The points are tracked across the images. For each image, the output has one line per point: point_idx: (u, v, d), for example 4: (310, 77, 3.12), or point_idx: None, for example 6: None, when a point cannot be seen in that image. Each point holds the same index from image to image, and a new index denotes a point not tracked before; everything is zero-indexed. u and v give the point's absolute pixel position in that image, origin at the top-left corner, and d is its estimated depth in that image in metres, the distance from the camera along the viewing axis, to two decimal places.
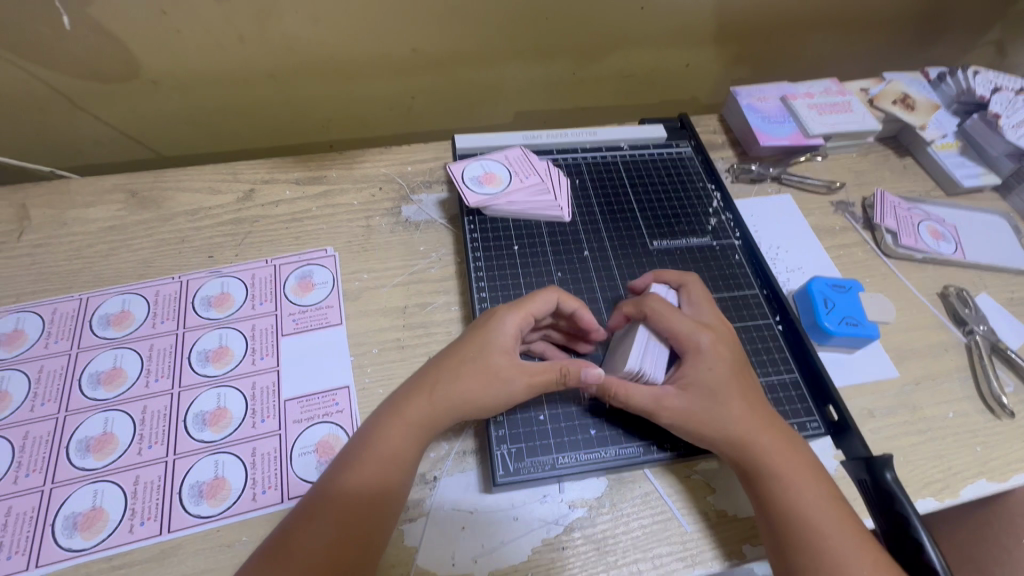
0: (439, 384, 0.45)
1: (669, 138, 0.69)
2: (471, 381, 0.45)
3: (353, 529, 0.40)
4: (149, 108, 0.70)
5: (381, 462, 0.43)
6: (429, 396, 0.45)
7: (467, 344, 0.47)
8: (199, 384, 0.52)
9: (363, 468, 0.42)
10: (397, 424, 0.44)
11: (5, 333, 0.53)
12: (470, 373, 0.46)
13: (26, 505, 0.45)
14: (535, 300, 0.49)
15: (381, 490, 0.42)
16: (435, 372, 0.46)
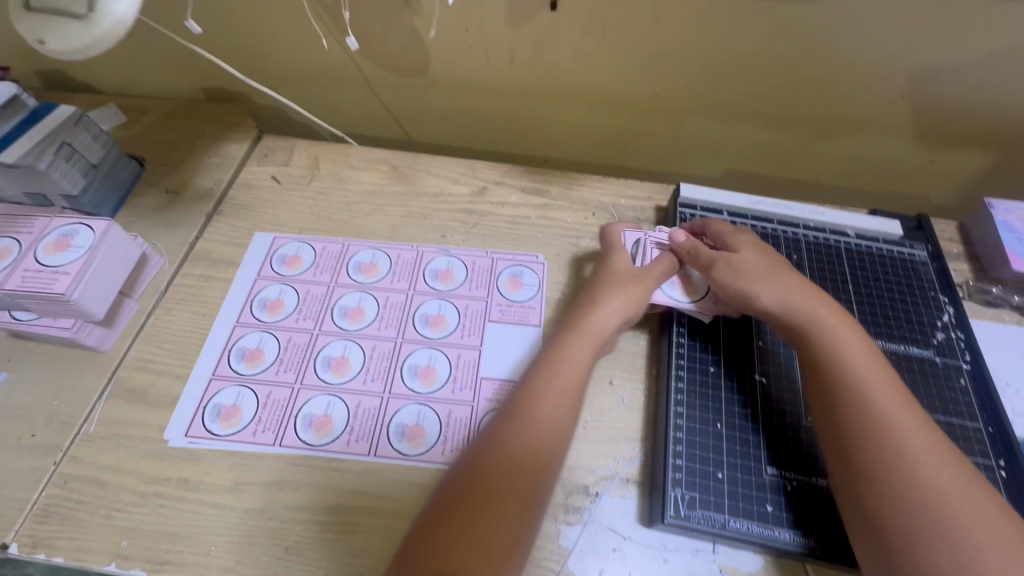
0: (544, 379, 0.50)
1: (905, 236, 0.66)
2: (578, 354, 0.52)
3: (515, 478, 0.44)
4: (420, 100, 0.83)
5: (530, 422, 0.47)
6: (552, 370, 0.50)
7: (578, 326, 0.54)
8: (417, 341, 0.60)
9: (514, 427, 0.46)
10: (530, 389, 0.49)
11: (289, 255, 0.67)
12: (576, 347, 0.52)
13: (280, 394, 0.56)
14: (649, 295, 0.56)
15: (536, 447, 0.46)
16: (553, 353, 0.52)
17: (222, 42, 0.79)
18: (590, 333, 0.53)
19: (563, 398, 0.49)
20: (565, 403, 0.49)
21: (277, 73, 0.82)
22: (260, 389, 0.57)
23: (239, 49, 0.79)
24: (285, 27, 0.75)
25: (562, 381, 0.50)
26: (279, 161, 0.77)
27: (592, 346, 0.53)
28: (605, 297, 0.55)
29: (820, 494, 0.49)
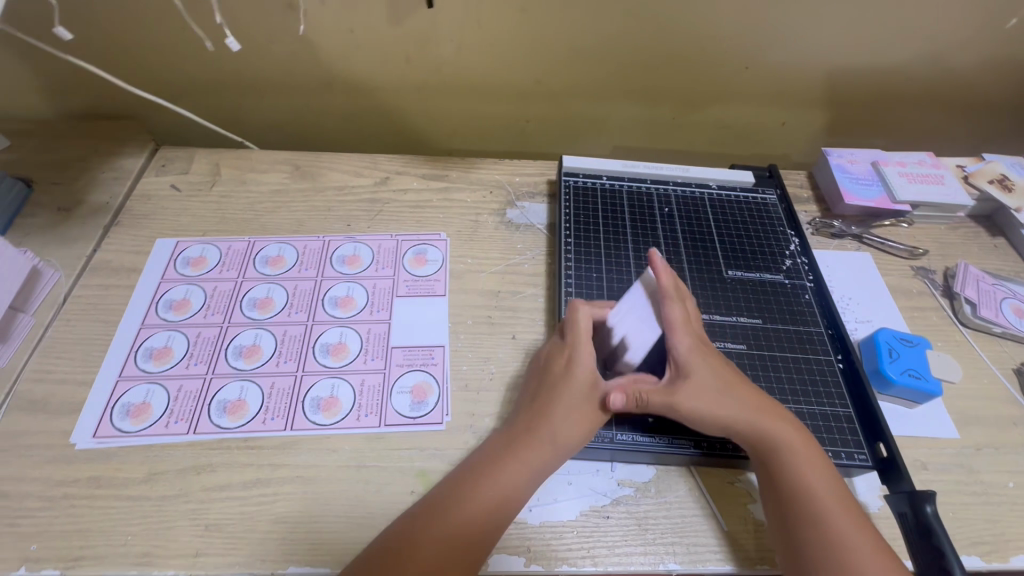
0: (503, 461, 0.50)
1: (757, 184, 0.76)
2: (517, 471, 0.49)
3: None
4: (318, 103, 0.86)
5: (458, 536, 0.46)
6: (494, 481, 0.49)
7: (528, 439, 0.51)
8: (328, 322, 0.63)
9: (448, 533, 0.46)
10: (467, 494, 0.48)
11: (193, 257, 0.68)
12: (517, 461, 0.50)
13: (192, 386, 0.57)
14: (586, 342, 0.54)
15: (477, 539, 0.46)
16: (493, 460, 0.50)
17: (106, 58, 0.78)
18: (533, 454, 0.50)
19: (503, 511, 0.48)
20: (500, 520, 0.47)
21: (169, 86, 0.83)
22: (171, 383, 0.57)
23: (126, 64, 0.79)
24: (172, 37, 0.76)
25: (500, 485, 0.49)
26: (178, 170, 0.77)
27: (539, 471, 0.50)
28: (559, 412, 0.51)
29: None
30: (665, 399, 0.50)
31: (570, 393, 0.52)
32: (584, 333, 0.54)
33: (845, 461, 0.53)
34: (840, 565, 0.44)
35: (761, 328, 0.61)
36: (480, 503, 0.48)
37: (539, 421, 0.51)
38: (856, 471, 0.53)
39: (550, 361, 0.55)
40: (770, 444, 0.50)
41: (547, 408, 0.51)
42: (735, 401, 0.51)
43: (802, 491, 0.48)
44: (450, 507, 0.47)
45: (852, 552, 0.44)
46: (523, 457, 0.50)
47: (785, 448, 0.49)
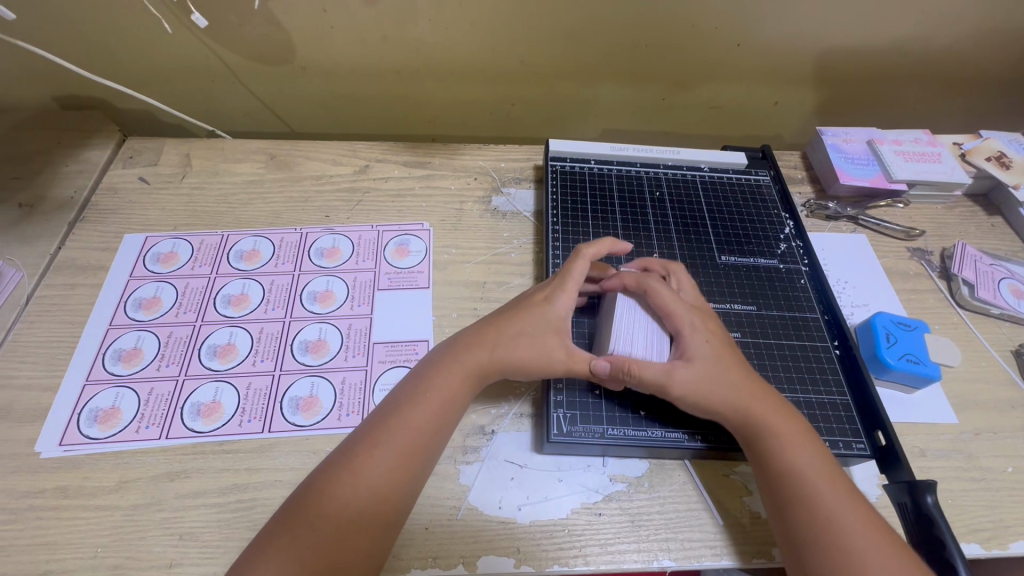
0: (443, 375, 0.50)
1: (750, 166, 0.73)
2: (452, 382, 0.50)
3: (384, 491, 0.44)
4: (293, 88, 0.82)
5: (399, 452, 0.46)
6: (430, 393, 0.49)
7: (469, 351, 0.51)
8: (306, 317, 0.61)
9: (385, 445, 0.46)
10: (391, 422, 0.47)
11: (163, 253, 0.65)
12: (454, 379, 0.50)
13: (163, 389, 0.55)
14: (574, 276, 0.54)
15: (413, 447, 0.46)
16: (428, 383, 0.50)
17: (65, 44, 0.74)
18: (472, 364, 0.51)
19: (435, 431, 0.48)
20: (429, 442, 0.47)
21: (134, 73, 0.79)
22: (141, 387, 0.55)
23: (86, 49, 0.75)
24: (135, 17, 0.71)
25: (433, 403, 0.48)
26: (146, 162, 0.74)
27: (475, 380, 0.51)
28: (512, 333, 0.51)
29: None
30: (659, 373, 0.48)
31: (532, 322, 0.52)
32: (574, 282, 0.54)
33: (843, 451, 0.51)
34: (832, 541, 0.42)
35: (756, 315, 0.59)
36: (407, 426, 0.47)
37: (488, 340, 0.51)
38: (854, 461, 0.52)
39: (528, 296, 0.55)
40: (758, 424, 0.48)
41: (500, 330, 0.52)
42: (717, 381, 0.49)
43: (786, 466, 0.46)
44: (377, 438, 0.46)
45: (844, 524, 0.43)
46: (455, 379, 0.50)
47: (767, 425, 0.48)
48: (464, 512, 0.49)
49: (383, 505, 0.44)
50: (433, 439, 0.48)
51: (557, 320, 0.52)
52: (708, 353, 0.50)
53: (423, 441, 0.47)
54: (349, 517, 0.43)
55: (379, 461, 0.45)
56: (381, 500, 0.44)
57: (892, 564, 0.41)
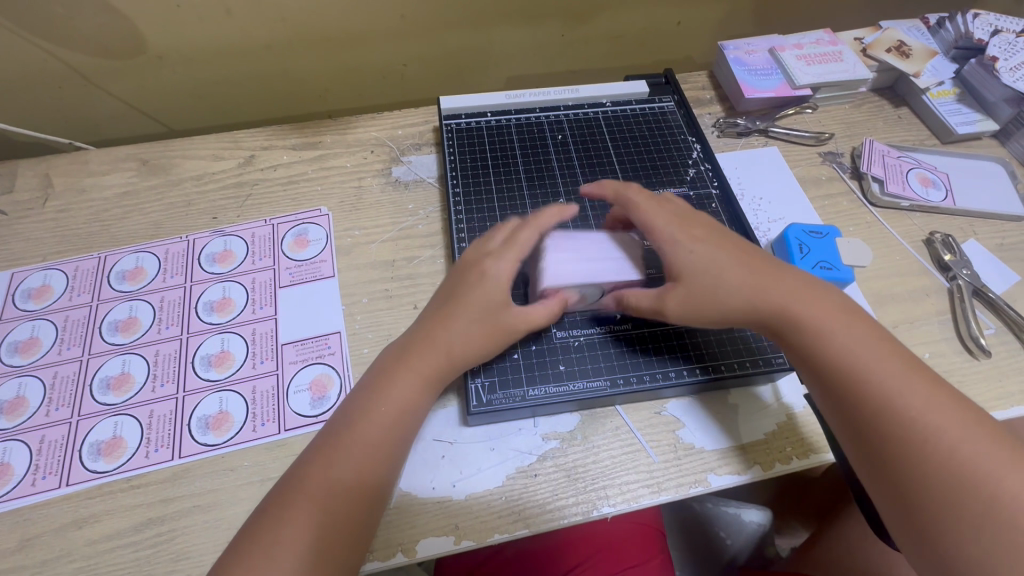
0: (403, 372, 0.47)
1: (652, 93, 0.71)
2: (407, 386, 0.47)
3: (341, 509, 0.42)
4: (154, 82, 0.74)
5: (362, 461, 0.44)
6: (385, 401, 0.46)
7: (419, 348, 0.48)
8: (205, 330, 0.56)
9: (345, 460, 0.43)
10: (349, 434, 0.44)
11: (35, 287, 0.59)
12: (410, 379, 0.47)
13: (56, 434, 0.50)
14: (523, 238, 0.51)
15: (371, 461, 0.44)
16: (381, 388, 0.47)
17: None
18: (425, 364, 0.48)
19: (398, 433, 0.46)
20: (393, 450, 0.45)
21: None
22: (30, 436, 0.50)
23: None
24: None
25: (390, 414, 0.46)
26: (0, 189, 0.66)
27: (432, 379, 0.48)
28: (459, 320, 0.48)
29: (608, 342, 0.54)
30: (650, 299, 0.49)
31: (475, 300, 0.49)
32: (523, 248, 0.51)
33: (763, 368, 0.53)
34: (899, 430, 0.40)
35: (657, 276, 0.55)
36: (363, 437, 0.44)
37: (435, 334, 0.48)
38: (778, 375, 0.53)
39: (462, 275, 0.51)
40: (779, 313, 0.46)
41: (446, 318, 0.48)
42: (720, 282, 0.47)
43: (832, 353, 0.44)
44: (335, 446, 0.44)
45: (901, 406, 0.40)
46: (412, 382, 0.47)
47: (801, 310, 0.45)
48: (397, 499, 0.48)
49: (361, 503, 0.43)
50: (393, 449, 0.45)
51: (499, 292, 0.49)
52: (725, 257, 0.48)
53: (390, 443, 0.45)
54: (330, 523, 0.41)
55: (343, 469, 0.43)
56: (358, 499, 0.43)
57: (943, 414, 0.40)
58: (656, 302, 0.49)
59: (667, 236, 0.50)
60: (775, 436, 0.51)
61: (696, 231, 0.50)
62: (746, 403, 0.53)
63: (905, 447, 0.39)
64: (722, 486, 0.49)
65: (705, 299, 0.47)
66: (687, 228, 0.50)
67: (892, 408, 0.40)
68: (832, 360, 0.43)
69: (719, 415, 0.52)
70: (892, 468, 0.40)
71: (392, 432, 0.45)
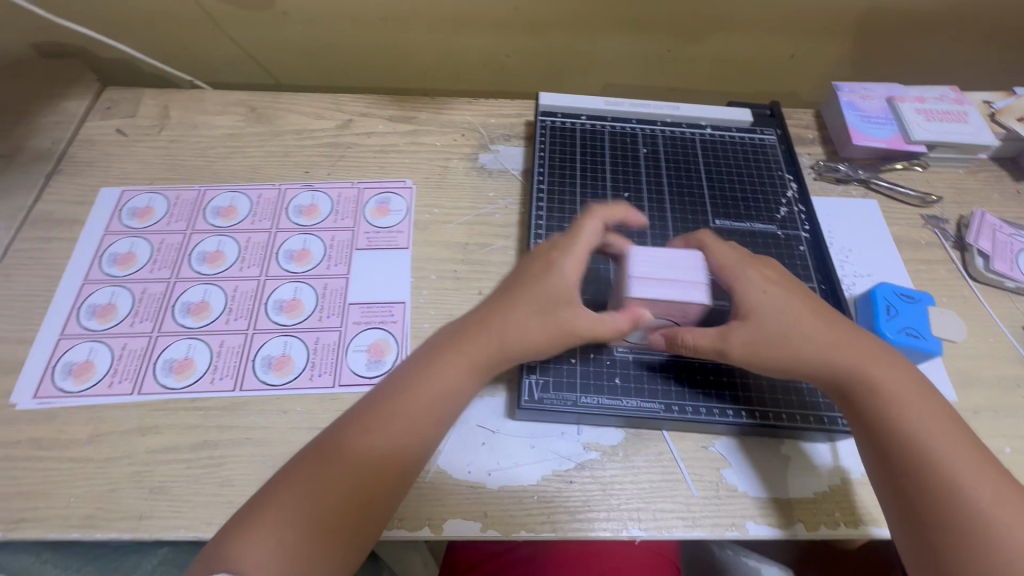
0: (454, 353, 0.48)
1: (755, 123, 0.68)
2: (455, 368, 0.48)
3: (370, 478, 0.43)
4: (274, 36, 0.78)
5: (399, 433, 0.45)
6: (432, 377, 0.47)
7: (475, 333, 0.49)
8: (282, 276, 0.59)
9: (383, 429, 0.45)
10: (392, 404, 0.46)
11: (140, 207, 0.63)
12: (460, 361, 0.48)
13: (137, 344, 0.54)
14: (586, 231, 0.52)
15: (406, 435, 0.45)
16: (431, 366, 0.47)
17: None
18: (477, 349, 0.48)
19: (439, 412, 0.46)
20: (432, 429, 0.46)
21: (111, 19, 0.76)
22: (115, 342, 0.54)
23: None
24: None
25: (436, 391, 0.47)
26: (123, 113, 0.72)
27: (481, 367, 0.48)
28: (521, 313, 0.49)
29: (668, 367, 0.53)
30: (713, 336, 0.47)
31: (537, 294, 0.49)
32: (586, 239, 0.52)
33: (826, 426, 0.50)
34: (955, 508, 0.39)
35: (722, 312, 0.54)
36: (405, 411, 0.45)
37: (492, 322, 0.49)
38: (840, 436, 0.51)
39: (529, 265, 0.52)
40: (843, 370, 0.45)
41: (508, 308, 0.49)
42: (789, 330, 0.46)
43: (893, 419, 0.43)
44: (376, 413, 0.45)
45: (961, 485, 0.40)
46: (460, 365, 0.48)
47: (865, 370, 0.45)
48: (433, 475, 0.49)
49: (387, 478, 0.44)
50: (432, 430, 0.46)
51: (564, 287, 0.49)
52: (797, 304, 0.47)
53: (428, 420, 0.46)
54: (356, 491, 0.43)
55: (379, 438, 0.44)
56: (389, 471, 0.44)
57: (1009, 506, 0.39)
58: (718, 342, 0.47)
59: (737, 275, 0.49)
60: (825, 498, 0.49)
61: (767, 272, 0.49)
62: (799, 458, 0.51)
63: (961, 525, 0.39)
64: (759, 537, 0.48)
65: (773, 341, 0.46)
66: (759, 265, 0.50)
67: (946, 483, 0.40)
68: (889, 424, 0.43)
69: (769, 463, 0.50)
70: (939, 547, 0.39)
71: (434, 411, 0.46)
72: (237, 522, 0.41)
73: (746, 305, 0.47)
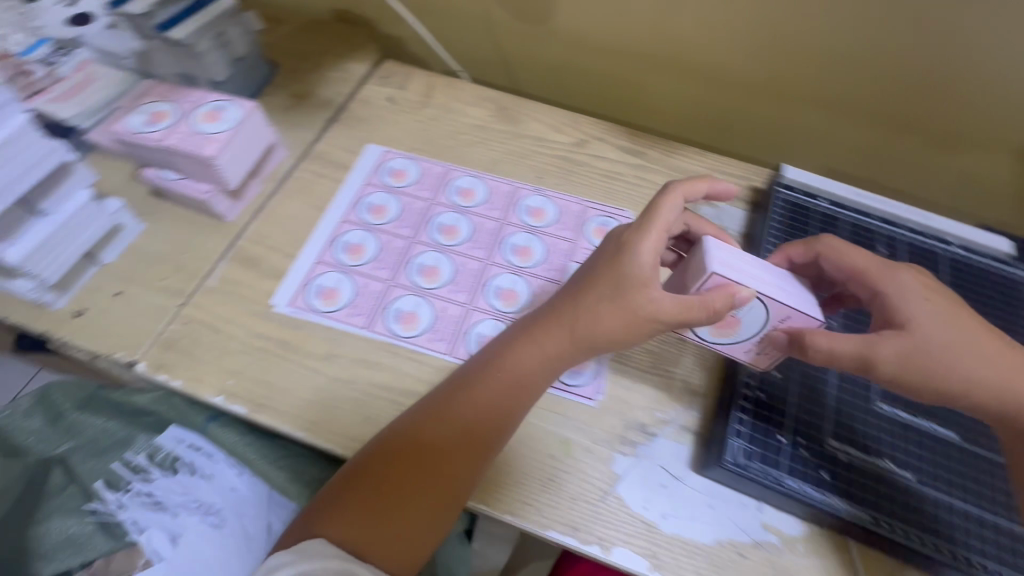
0: (540, 348, 0.49)
1: (1011, 256, 0.63)
2: (528, 360, 0.49)
3: (449, 469, 0.48)
4: (532, 48, 0.85)
5: (487, 436, 0.48)
6: (507, 362, 0.49)
7: (554, 320, 0.49)
8: (504, 266, 0.64)
9: (460, 411, 0.49)
10: (477, 394, 0.49)
11: (396, 168, 0.71)
12: (536, 355, 0.49)
13: (376, 286, 0.61)
14: (665, 210, 0.48)
15: (485, 428, 0.48)
16: (514, 354, 0.50)
17: None
18: (550, 338, 0.49)
19: (511, 406, 0.49)
20: (504, 427, 0.49)
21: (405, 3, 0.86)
22: (359, 279, 0.61)
23: None
24: None
25: (506, 379, 0.49)
26: (394, 85, 0.81)
27: (555, 366, 0.50)
28: (595, 300, 0.47)
29: (883, 480, 0.49)
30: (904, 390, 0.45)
31: (618, 284, 0.47)
32: (663, 219, 0.48)
33: None
34: None
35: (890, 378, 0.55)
36: (476, 396, 0.49)
37: (569, 309, 0.49)
38: None
39: (602, 251, 0.50)
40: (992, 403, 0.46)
41: (582, 295, 0.48)
42: (969, 387, 0.45)
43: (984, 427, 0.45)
44: (458, 398, 0.49)
45: None
46: (547, 367, 0.49)
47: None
48: (610, 498, 0.50)
49: (456, 467, 0.48)
50: (503, 428, 0.49)
51: (638, 270, 0.46)
52: (983, 368, 0.45)
53: (519, 390, 0.49)
54: (431, 480, 0.48)
55: (451, 423, 0.49)
56: (448, 453, 0.48)
57: None
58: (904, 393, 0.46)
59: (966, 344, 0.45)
60: None
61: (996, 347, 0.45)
62: None
63: None
64: None
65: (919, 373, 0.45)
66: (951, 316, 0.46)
67: None
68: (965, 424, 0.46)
69: None
70: None
71: (518, 408, 0.49)
72: (336, 490, 0.48)
73: (961, 370, 0.45)
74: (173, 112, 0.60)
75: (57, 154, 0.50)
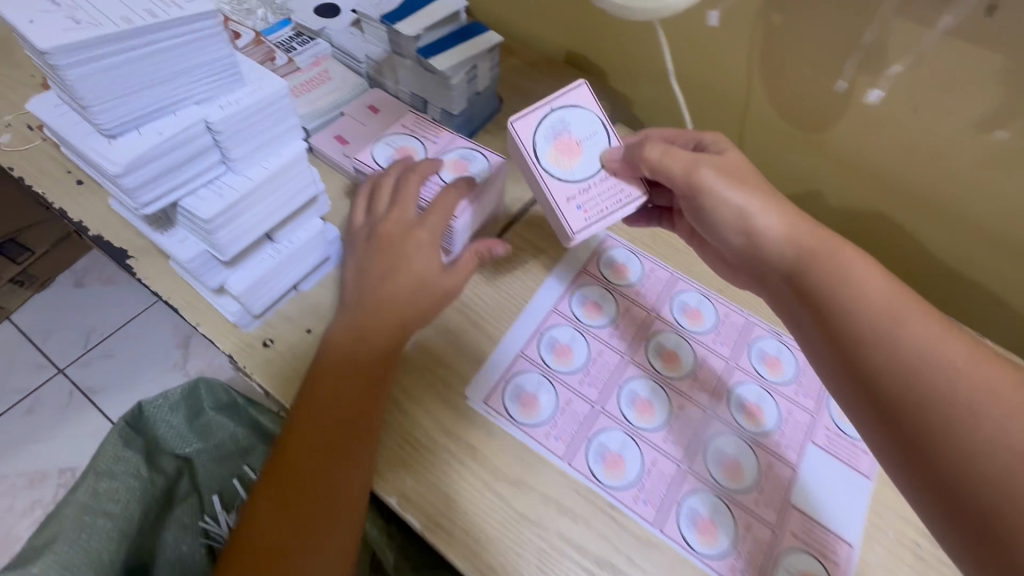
0: (350, 327, 0.48)
1: None
2: (356, 362, 0.47)
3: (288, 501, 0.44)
4: (781, 154, 0.70)
5: (313, 477, 0.45)
6: (341, 362, 0.47)
7: (366, 298, 0.48)
8: (729, 424, 0.53)
9: (312, 439, 0.45)
10: (316, 385, 0.47)
11: (617, 262, 0.61)
12: (361, 376, 0.47)
13: (581, 408, 0.52)
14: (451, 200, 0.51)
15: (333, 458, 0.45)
16: (344, 352, 0.47)
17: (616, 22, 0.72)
18: (366, 334, 0.47)
19: (321, 450, 0.45)
20: (309, 485, 0.45)
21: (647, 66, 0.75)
22: (562, 392, 0.52)
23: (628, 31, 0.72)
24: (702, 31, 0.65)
25: (328, 386, 0.47)
26: None
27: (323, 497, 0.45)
28: (384, 286, 0.48)
29: None
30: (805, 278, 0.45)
31: (397, 268, 0.48)
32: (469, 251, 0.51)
33: None
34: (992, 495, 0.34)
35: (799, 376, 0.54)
36: (320, 414, 0.46)
37: (370, 264, 0.49)
38: None
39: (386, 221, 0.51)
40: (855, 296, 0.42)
41: (374, 277, 0.49)
42: (847, 285, 0.42)
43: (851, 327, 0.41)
44: (308, 401, 0.47)
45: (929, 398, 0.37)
46: (359, 368, 0.47)
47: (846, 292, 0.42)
48: None
49: (285, 506, 0.44)
50: (294, 494, 0.44)
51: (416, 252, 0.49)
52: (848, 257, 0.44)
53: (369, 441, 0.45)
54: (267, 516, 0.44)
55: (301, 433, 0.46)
56: (285, 498, 0.44)
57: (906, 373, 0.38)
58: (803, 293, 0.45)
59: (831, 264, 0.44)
60: None
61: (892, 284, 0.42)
62: None
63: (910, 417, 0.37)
64: None
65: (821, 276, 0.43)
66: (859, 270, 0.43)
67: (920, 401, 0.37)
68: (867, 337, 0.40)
69: None
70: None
71: (318, 463, 0.45)
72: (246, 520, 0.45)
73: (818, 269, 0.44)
74: (423, 154, 0.58)
75: (311, 188, 0.45)
